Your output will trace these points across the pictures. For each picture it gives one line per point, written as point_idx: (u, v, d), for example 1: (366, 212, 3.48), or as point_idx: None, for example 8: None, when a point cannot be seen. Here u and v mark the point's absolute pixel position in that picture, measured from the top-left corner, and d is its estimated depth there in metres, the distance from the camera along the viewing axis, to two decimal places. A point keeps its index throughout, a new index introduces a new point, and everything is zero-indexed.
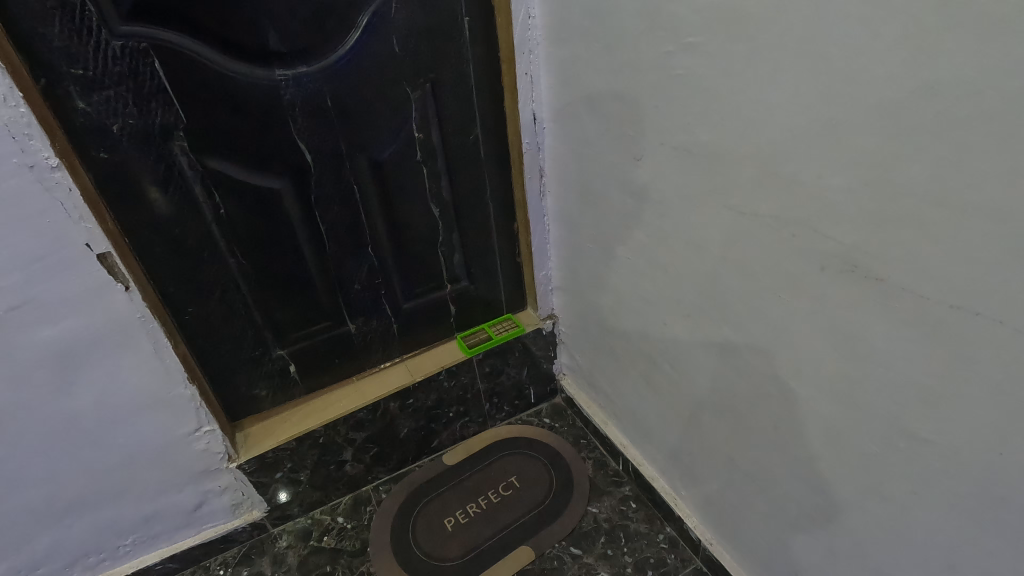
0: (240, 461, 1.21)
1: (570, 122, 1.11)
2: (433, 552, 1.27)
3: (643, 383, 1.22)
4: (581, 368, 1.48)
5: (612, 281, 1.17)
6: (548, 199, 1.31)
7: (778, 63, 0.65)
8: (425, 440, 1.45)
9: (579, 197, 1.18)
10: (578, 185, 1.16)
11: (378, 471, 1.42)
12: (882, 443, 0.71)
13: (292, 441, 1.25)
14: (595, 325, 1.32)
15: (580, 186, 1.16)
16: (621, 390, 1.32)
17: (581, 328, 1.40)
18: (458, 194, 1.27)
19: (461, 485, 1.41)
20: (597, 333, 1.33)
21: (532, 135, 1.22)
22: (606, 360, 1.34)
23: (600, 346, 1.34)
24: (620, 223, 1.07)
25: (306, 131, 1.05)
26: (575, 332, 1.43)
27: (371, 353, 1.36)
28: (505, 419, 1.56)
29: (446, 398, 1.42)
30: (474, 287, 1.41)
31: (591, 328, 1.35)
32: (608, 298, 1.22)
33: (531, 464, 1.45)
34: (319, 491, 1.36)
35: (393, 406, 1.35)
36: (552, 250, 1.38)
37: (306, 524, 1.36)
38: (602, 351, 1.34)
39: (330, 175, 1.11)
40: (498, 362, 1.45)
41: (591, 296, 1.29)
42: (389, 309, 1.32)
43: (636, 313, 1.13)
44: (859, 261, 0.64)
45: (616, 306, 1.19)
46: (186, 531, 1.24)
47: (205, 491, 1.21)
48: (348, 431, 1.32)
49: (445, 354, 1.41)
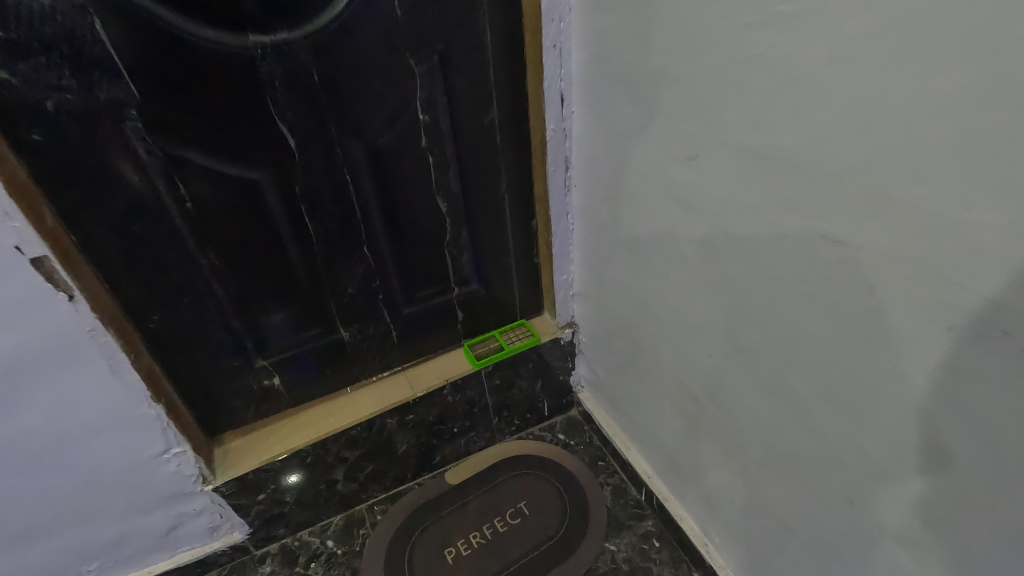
0: (217, 484, 1.08)
1: (605, 106, 0.93)
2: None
3: (675, 414, 1.06)
4: (602, 384, 1.32)
5: (646, 297, 1.00)
6: (573, 195, 1.13)
7: (914, 46, 0.47)
8: (426, 456, 1.32)
9: (610, 198, 1.00)
10: (610, 183, 0.98)
11: (373, 490, 1.29)
12: (1005, 554, 0.54)
13: (276, 461, 1.12)
14: (621, 342, 1.16)
15: (613, 184, 0.98)
16: (648, 415, 1.16)
17: (604, 342, 1.24)
18: (469, 187, 1.09)
19: (463, 510, 1.27)
20: (623, 352, 1.16)
21: (558, 121, 1.03)
22: (632, 382, 1.18)
23: (626, 366, 1.18)
24: (660, 232, 0.89)
25: (288, 112, 0.88)
26: (598, 344, 1.27)
27: (367, 363, 1.21)
28: (515, 433, 1.42)
29: (450, 413, 1.27)
30: (485, 290, 1.24)
31: (616, 344, 1.18)
32: (639, 316, 1.05)
33: (542, 489, 1.30)
34: (308, 512, 1.23)
35: (390, 423, 1.21)
36: (575, 253, 1.21)
37: (293, 546, 1.24)
38: (628, 370, 1.17)
39: (318, 164, 0.94)
40: (509, 374, 1.30)
41: (618, 311, 1.12)
42: (388, 315, 1.16)
43: (673, 339, 0.96)
44: (1011, 326, 0.47)
45: (649, 325, 1.02)
46: (159, 555, 1.12)
47: (178, 514, 1.08)
48: (340, 449, 1.18)
49: (449, 366, 1.26)
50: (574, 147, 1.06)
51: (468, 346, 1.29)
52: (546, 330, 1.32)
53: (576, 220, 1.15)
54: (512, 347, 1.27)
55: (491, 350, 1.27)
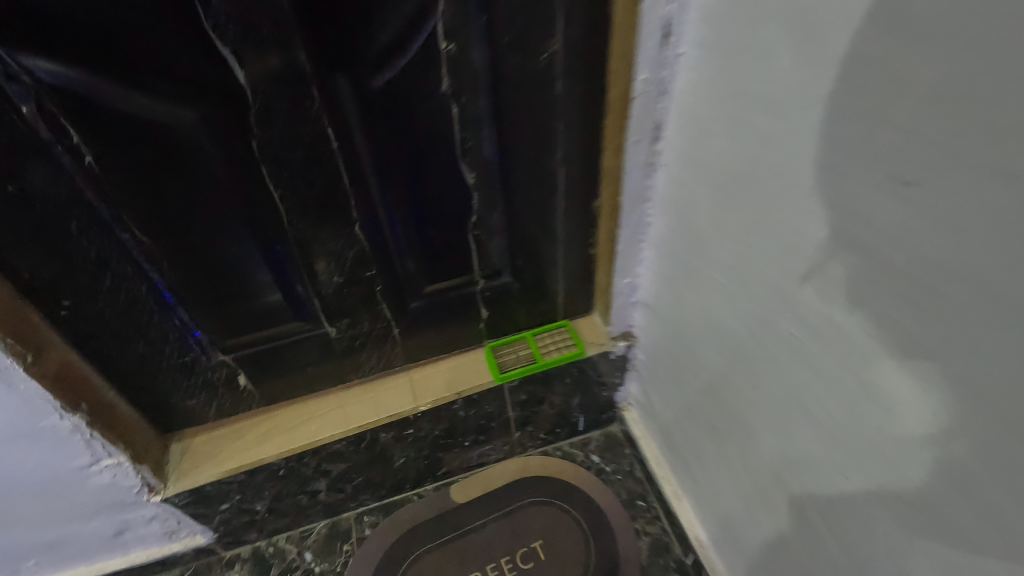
0: (168, 494, 0.89)
1: (738, 56, 0.56)
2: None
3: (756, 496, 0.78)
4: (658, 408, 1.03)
5: (745, 351, 0.68)
6: (658, 177, 0.78)
7: None
8: (429, 468, 1.09)
9: (718, 196, 0.65)
10: (722, 177, 0.63)
11: (364, 498, 1.09)
12: None
13: (240, 473, 0.91)
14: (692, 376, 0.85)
15: (726, 180, 0.63)
16: (714, 479, 0.87)
17: (668, 366, 0.93)
18: (509, 152, 0.77)
19: (466, 540, 1.05)
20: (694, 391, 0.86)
21: (655, 68, 0.67)
22: (698, 429, 0.89)
23: (694, 407, 0.88)
24: (797, 277, 0.56)
25: (232, 26, 0.56)
26: (658, 369, 0.97)
27: (361, 360, 0.96)
28: (539, 447, 1.18)
29: (460, 427, 1.03)
30: (520, 285, 0.94)
31: (686, 376, 0.88)
32: (729, 365, 0.73)
33: (564, 529, 1.06)
34: (285, 518, 1.05)
35: (386, 437, 0.97)
36: (649, 250, 0.88)
37: (267, 553, 1.06)
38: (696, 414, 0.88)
39: (285, 109, 0.63)
40: (539, 389, 1.03)
41: (695, 341, 0.81)
42: (388, 309, 0.89)
43: (779, 420, 0.65)
44: None
45: (741, 386, 0.71)
46: (109, 555, 0.96)
47: (124, 520, 0.91)
48: (322, 462, 0.96)
49: (464, 374, 0.99)
50: (674, 110, 0.69)
51: (491, 348, 1.01)
52: (594, 339, 1.01)
53: (658, 211, 0.81)
54: (545, 360, 0.99)
55: (519, 360, 0.99)
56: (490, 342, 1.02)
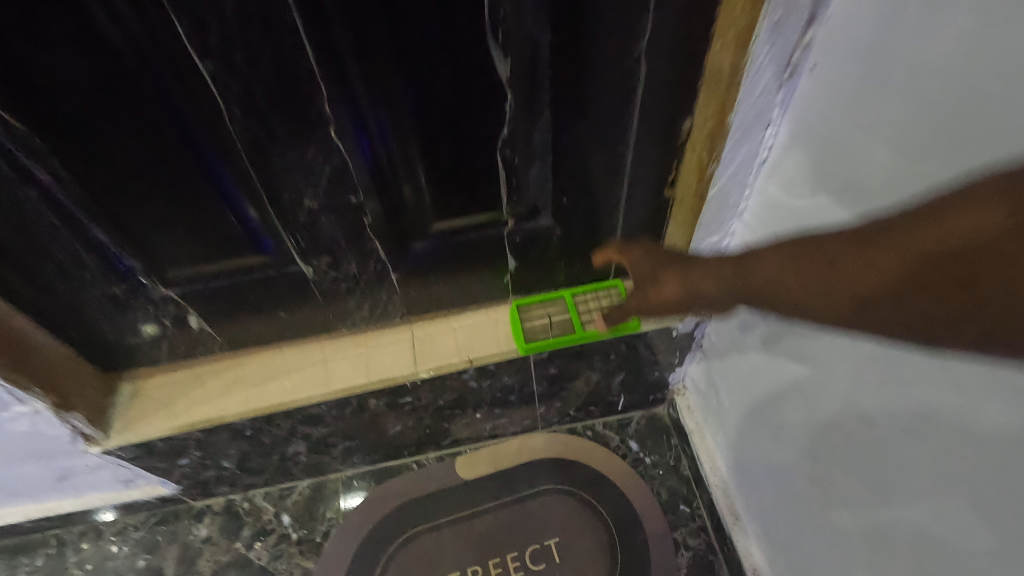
0: (109, 447, 0.73)
1: None
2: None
3: (862, 559, 0.56)
4: (725, 403, 0.81)
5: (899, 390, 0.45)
6: (796, 89, 0.50)
7: None
8: (432, 437, 0.91)
9: (912, 132, 0.38)
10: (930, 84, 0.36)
11: (354, 461, 0.93)
12: None
13: (196, 431, 0.74)
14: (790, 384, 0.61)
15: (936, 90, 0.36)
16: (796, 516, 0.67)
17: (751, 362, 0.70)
18: (562, 35, 0.51)
19: (467, 527, 0.88)
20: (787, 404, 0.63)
21: None
22: (784, 450, 0.66)
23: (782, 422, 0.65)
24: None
25: None
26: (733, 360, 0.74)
27: (352, 307, 0.75)
28: (567, 424, 0.97)
29: (471, 398, 0.83)
30: (562, 233, 0.70)
31: (777, 382, 0.64)
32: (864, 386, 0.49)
33: (586, 529, 0.87)
34: (262, 475, 0.90)
35: (377, 403, 0.78)
36: (748, 199, 0.62)
37: (241, 509, 0.93)
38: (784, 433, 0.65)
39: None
40: (573, 364, 0.81)
41: (806, 345, 0.56)
42: (383, 252, 0.67)
43: (954, 488, 0.42)
44: None
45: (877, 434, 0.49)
46: (60, 496, 0.84)
47: (65, 466, 0.77)
48: (298, 425, 0.78)
49: (480, 337, 0.77)
50: None
51: (515, 307, 0.78)
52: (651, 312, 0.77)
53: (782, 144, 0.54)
54: (585, 333, 0.75)
55: (550, 328, 0.76)
56: (514, 299, 0.79)
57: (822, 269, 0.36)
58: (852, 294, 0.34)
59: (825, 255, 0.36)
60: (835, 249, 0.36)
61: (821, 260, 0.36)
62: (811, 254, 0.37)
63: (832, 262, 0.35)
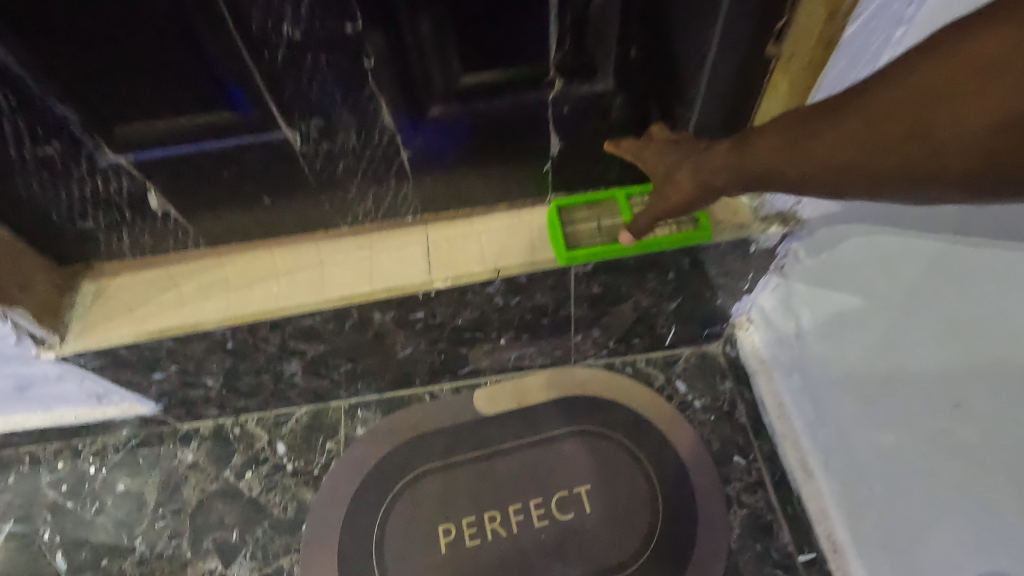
0: (66, 354, 0.61)
1: None
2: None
3: (958, 506, 0.48)
4: (800, 326, 0.67)
5: None
6: None
7: None
8: (448, 363, 0.78)
9: None
10: None
11: (358, 387, 0.81)
12: None
13: (166, 340, 0.62)
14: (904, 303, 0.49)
15: None
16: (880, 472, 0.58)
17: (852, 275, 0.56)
18: None
19: (486, 467, 0.76)
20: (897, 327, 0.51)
21: None
22: (881, 382, 0.55)
23: (890, 349, 0.53)
24: None
25: None
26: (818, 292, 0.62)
27: (353, 197, 0.61)
28: (604, 358, 0.83)
29: (494, 318, 0.69)
30: (615, 100, 0.55)
31: (884, 301, 0.52)
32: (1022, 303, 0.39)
33: (623, 477, 0.75)
34: (253, 398, 0.78)
35: (383, 318, 0.65)
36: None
37: (231, 435, 0.81)
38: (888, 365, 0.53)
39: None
40: (621, 282, 0.66)
41: (959, 250, 0.43)
42: (388, 117, 0.53)
43: None
44: None
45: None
46: (26, 409, 0.74)
47: (22, 374, 0.66)
48: (289, 338, 0.66)
49: (511, 241, 0.62)
50: None
51: (555, 212, 0.62)
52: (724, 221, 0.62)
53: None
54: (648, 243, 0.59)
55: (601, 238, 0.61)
56: (553, 200, 0.62)
57: (801, 129, 0.41)
58: (828, 143, 0.39)
59: (845, 108, 0.39)
60: (847, 105, 0.39)
61: (845, 113, 0.38)
62: (835, 109, 0.39)
63: (854, 113, 0.38)
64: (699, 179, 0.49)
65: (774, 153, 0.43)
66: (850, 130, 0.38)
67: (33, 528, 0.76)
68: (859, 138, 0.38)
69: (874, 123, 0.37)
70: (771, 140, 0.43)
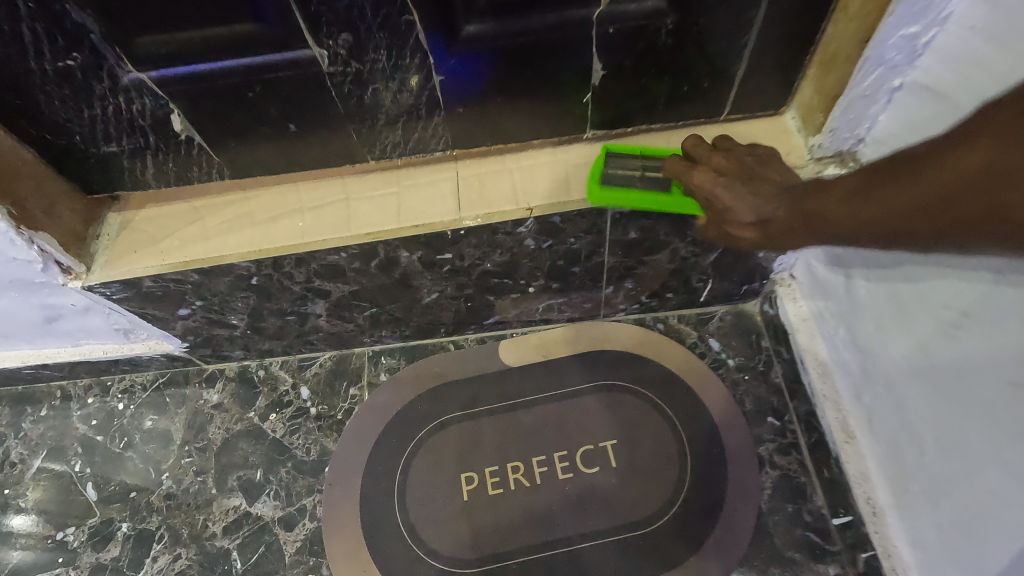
0: (92, 283, 0.61)
1: None
2: (429, 540, 0.69)
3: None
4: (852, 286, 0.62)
5: None
6: None
7: None
8: (474, 312, 0.76)
9: None
10: None
11: (382, 334, 0.79)
12: None
13: (191, 273, 0.61)
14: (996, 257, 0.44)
15: None
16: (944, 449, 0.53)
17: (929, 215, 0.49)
18: None
19: (510, 419, 0.74)
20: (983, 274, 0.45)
21: None
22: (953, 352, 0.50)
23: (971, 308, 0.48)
24: None
25: None
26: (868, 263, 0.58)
27: (381, 128, 0.58)
28: (635, 313, 0.81)
29: (524, 263, 0.66)
30: (665, 22, 0.51)
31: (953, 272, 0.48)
32: None
33: (651, 433, 0.72)
34: (278, 340, 0.78)
35: (411, 258, 0.63)
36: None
37: (255, 377, 0.81)
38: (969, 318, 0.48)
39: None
40: (659, 228, 0.62)
41: None
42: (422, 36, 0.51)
43: None
44: None
45: None
46: (56, 342, 0.74)
47: (50, 304, 0.66)
48: (314, 277, 0.64)
49: (544, 179, 0.59)
50: None
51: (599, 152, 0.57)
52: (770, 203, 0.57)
53: None
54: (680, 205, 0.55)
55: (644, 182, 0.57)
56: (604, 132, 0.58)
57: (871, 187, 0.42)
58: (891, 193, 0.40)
59: (902, 173, 0.40)
60: (907, 168, 0.40)
61: (899, 178, 0.40)
62: (890, 175, 0.41)
63: (906, 179, 0.39)
64: (759, 220, 0.51)
65: (831, 208, 0.45)
66: (898, 191, 0.40)
67: (65, 460, 0.78)
68: (900, 203, 0.39)
69: (913, 189, 0.38)
70: (834, 197, 0.45)
